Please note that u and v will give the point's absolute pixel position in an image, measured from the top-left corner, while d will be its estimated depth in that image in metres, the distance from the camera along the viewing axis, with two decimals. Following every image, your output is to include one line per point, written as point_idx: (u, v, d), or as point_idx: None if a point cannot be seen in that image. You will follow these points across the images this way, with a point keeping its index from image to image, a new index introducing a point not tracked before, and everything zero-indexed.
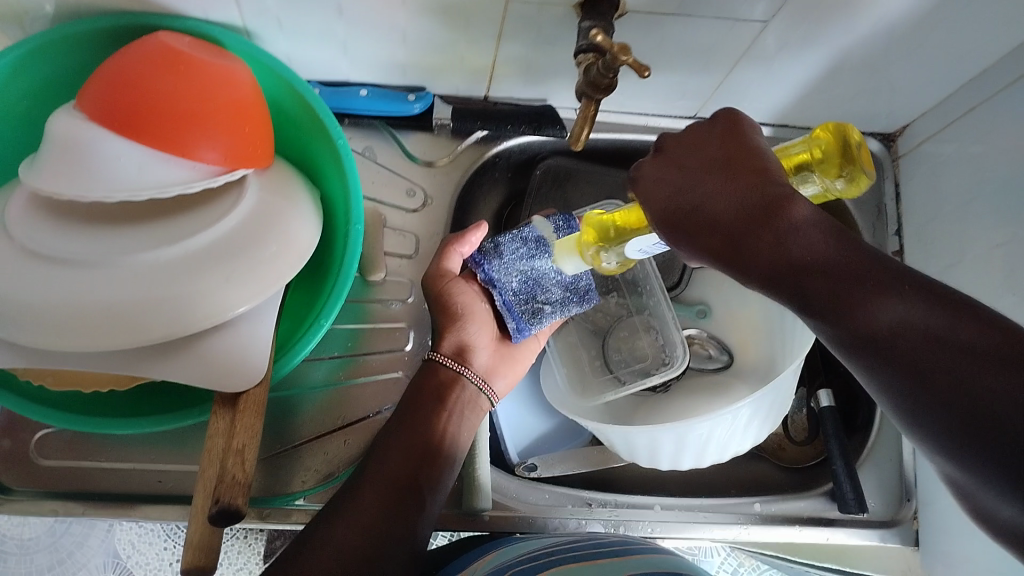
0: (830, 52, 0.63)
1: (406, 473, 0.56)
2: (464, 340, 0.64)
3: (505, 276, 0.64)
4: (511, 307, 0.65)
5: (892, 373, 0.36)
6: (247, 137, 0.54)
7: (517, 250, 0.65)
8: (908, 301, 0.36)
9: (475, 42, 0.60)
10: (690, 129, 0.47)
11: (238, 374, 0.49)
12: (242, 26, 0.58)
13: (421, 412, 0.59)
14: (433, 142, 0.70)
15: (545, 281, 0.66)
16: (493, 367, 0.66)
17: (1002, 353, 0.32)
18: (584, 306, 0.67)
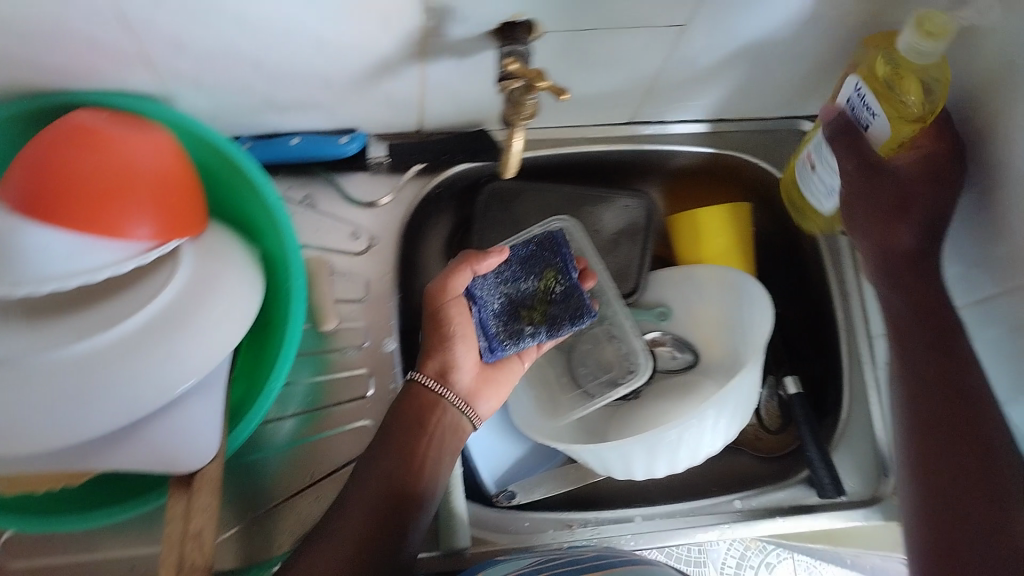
0: (757, 48, 0.62)
1: (385, 503, 0.56)
2: (449, 361, 0.64)
3: (488, 295, 0.68)
4: (488, 326, 0.67)
5: (927, 418, 0.52)
6: (176, 208, 0.53)
7: (501, 273, 0.70)
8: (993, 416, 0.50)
9: (398, 78, 0.59)
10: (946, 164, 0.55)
11: (192, 455, 0.51)
12: (160, 93, 0.57)
13: (399, 439, 0.59)
14: (371, 181, 0.69)
15: (523, 304, 0.70)
16: (476, 390, 0.65)
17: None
18: (575, 324, 0.68)
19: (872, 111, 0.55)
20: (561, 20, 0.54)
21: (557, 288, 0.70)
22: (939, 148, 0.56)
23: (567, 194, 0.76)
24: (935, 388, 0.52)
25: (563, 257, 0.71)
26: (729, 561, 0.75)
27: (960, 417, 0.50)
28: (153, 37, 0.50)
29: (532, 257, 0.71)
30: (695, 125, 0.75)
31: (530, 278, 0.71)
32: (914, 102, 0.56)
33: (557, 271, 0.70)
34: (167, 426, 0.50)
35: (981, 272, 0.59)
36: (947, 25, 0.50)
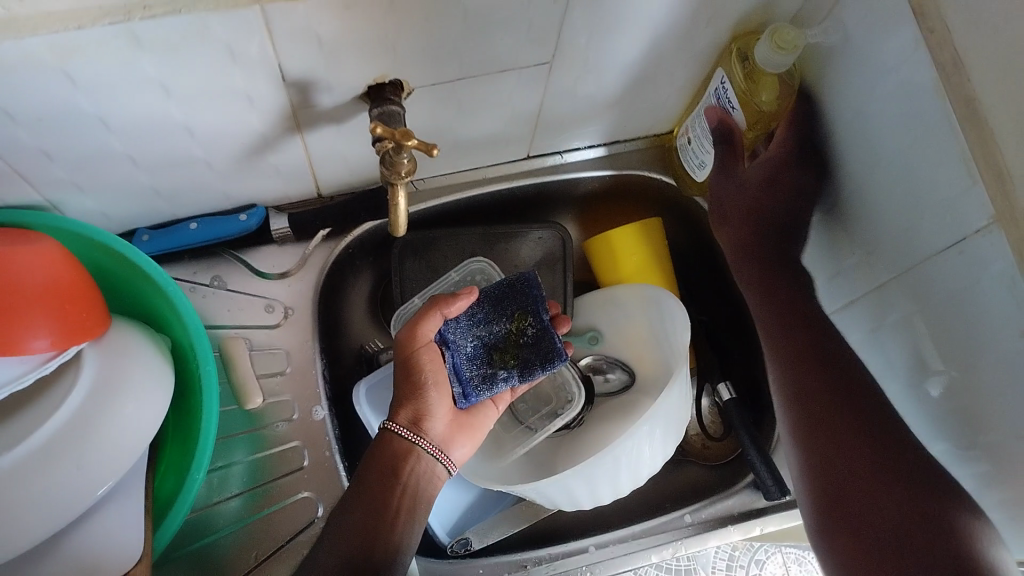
0: (631, 72, 0.64)
1: (361, 552, 0.56)
2: (423, 408, 0.62)
3: (461, 339, 0.65)
4: (462, 370, 0.65)
5: (803, 384, 0.60)
6: (75, 313, 0.52)
7: (472, 314, 0.66)
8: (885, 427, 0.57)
9: (282, 151, 0.60)
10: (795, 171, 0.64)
11: (113, 559, 0.50)
12: (47, 201, 0.57)
13: (374, 489, 0.59)
14: (279, 253, 0.69)
15: (495, 347, 0.67)
16: (449, 437, 0.63)
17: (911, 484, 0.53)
18: (547, 369, 0.65)
19: (733, 105, 0.62)
20: (426, 75, 0.55)
21: (529, 330, 0.67)
22: (784, 155, 0.64)
23: (479, 235, 0.76)
24: (810, 373, 0.61)
25: (535, 296, 0.67)
26: (718, 560, 0.84)
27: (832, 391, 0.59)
28: (17, 151, 0.50)
29: (504, 296, 0.67)
30: (593, 150, 0.76)
31: (501, 319, 0.67)
32: (766, 101, 0.63)
33: (528, 312, 0.67)
34: (87, 535, 0.50)
35: (876, 257, 0.60)
36: (796, 41, 0.57)
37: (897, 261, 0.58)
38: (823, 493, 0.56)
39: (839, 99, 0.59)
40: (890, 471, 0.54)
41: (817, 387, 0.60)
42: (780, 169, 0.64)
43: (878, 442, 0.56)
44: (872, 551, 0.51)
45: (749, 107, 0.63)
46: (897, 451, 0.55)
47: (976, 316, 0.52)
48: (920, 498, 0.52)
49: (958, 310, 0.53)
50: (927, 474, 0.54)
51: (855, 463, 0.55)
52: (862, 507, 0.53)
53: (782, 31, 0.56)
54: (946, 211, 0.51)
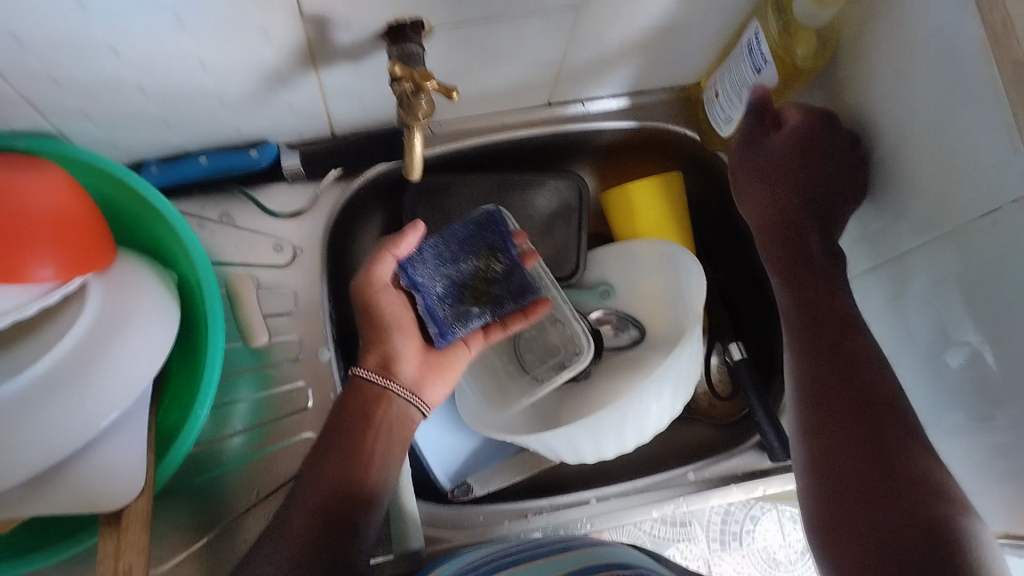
0: (659, 20, 0.61)
1: (334, 502, 0.57)
2: (390, 353, 0.64)
3: (429, 280, 0.65)
4: (435, 312, 0.66)
5: (819, 379, 0.55)
6: (80, 244, 0.52)
7: (439, 254, 0.66)
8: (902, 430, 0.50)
9: (296, 88, 0.58)
10: (826, 145, 0.60)
11: (112, 495, 0.50)
12: (53, 128, 0.56)
13: (344, 438, 0.60)
14: (289, 191, 0.68)
15: (466, 285, 0.67)
16: (420, 379, 0.65)
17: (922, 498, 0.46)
18: (518, 303, 0.69)
19: (766, 59, 0.59)
20: (448, 15, 0.53)
21: (498, 267, 0.68)
22: (808, 125, 0.61)
23: (494, 182, 0.75)
24: (826, 364, 0.55)
25: (503, 234, 0.67)
26: (713, 515, 0.78)
27: (848, 388, 0.53)
28: (22, 74, 0.48)
29: (470, 236, 0.67)
30: (613, 101, 0.74)
31: (468, 257, 0.67)
32: (802, 55, 0.61)
33: (497, 250, 0.68)
34: (87, 467, 0.49)
35: (902, 224, 0.58)
36: None
37: (924, 229, 0.56)
38: (823, 493, 0.51)
39: (877, 58, 0.57)
40: (893, 475, 0.48)
41: (830, 383, 0.54)
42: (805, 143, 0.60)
43: (883, 443, 0.50)
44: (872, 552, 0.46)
45: (785, 63, 0.61)
46: (905, 451, 0.49)
47: (1007, 294, 0.50)
48: (923, 502, 0.46)
49: (982, 285, 0.52)
50: (940, 483, 0.47)
51: (854, 465, 0.50)
52: (859, 510, 0.48)
53: None
54: (983, 180, 0.49)
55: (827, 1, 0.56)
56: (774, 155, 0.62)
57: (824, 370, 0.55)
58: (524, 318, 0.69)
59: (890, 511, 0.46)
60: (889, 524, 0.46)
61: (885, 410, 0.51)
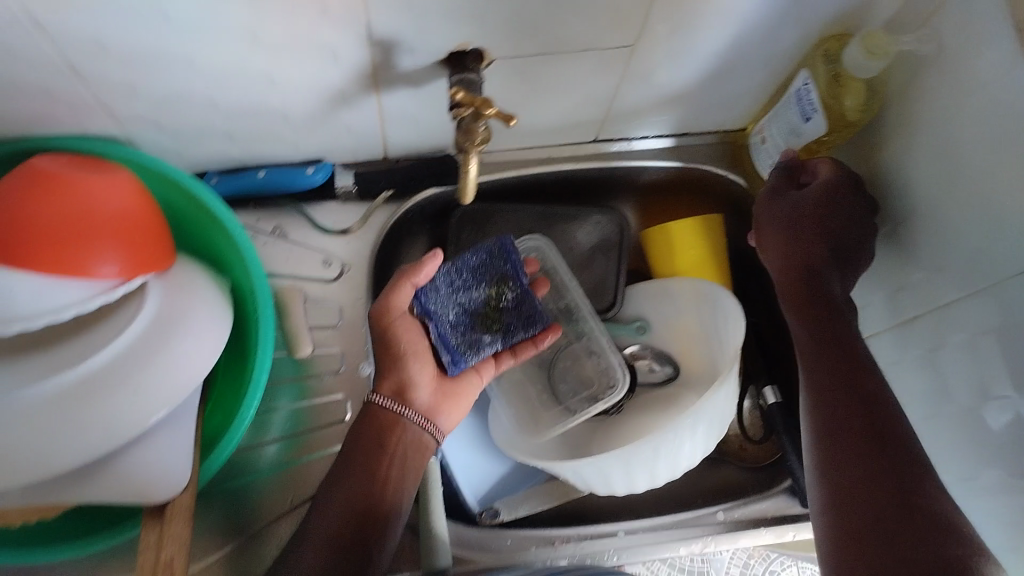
0: (709, 64, 0.63)
1: (351, 526, 0.56)
2: (405, 379, 0.63)
3: (443, 308, 0.65)
4: (448, 340, 0.65)
5: (836, 419, 0.53)
6: (142, 244, 0.54)
7: (452, 282, 0.66)
8: (914, 461, 0.49)
9: (357, 110, 0.61)
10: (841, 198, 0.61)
11: (161, 484, 0.51)
12: (126, 135, 0.59)
13: (361, 461, 0.59)
14: (341, 209, 0.71)
15: (476, 313, 0.67)
16: (435, 405, 0.64)
17: (932, 528, 0.45)
18: (529, 332, 0.69)
19: (814, 107, 0.61)
20: (509, 47, 0.55)
21: (508, 295, 0.68)
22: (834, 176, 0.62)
23: (538, 213, 0.76)
24: (840, 395, 0.54)
25: (514, 262, 0.68)
26: (732, 567, 0.71)
27: (860, 416, 0.52)
28: (106, 82, 0.51)
29: (480, 264, 0.68)
30: (660, 140, 0.76)
31: (480, 286, 0.67)
32: (852, 106, 0.62)
33: (508, 279, 0.68)
34: (136, 460, 0.51)
35: (940, 277, 0.58)
36: (889, 47, 0.57)
37: (962, 285, 0.56)
38: (840, 532, 0.49)
39: (922, 111, 0.58)
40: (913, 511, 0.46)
41: (846, 423, 0.53)
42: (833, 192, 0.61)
43: (901, 479, 0.48)
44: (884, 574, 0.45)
45: (835, 113, 0.63)
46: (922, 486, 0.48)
47: None
48: (938, 533, 0.45)
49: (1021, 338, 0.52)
50: (956, 521, 0.46)
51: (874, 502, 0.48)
52: (880, 548, 0.46)
53: (877, 36, 0.57)
54: None
55: (877, 52, 0.57)
56: (800, 200, 0.62)
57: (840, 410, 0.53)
58: (534, 346, 0.69)
59: (909, 549, 0.45)
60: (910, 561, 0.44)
61: (900, 446, 0.50)
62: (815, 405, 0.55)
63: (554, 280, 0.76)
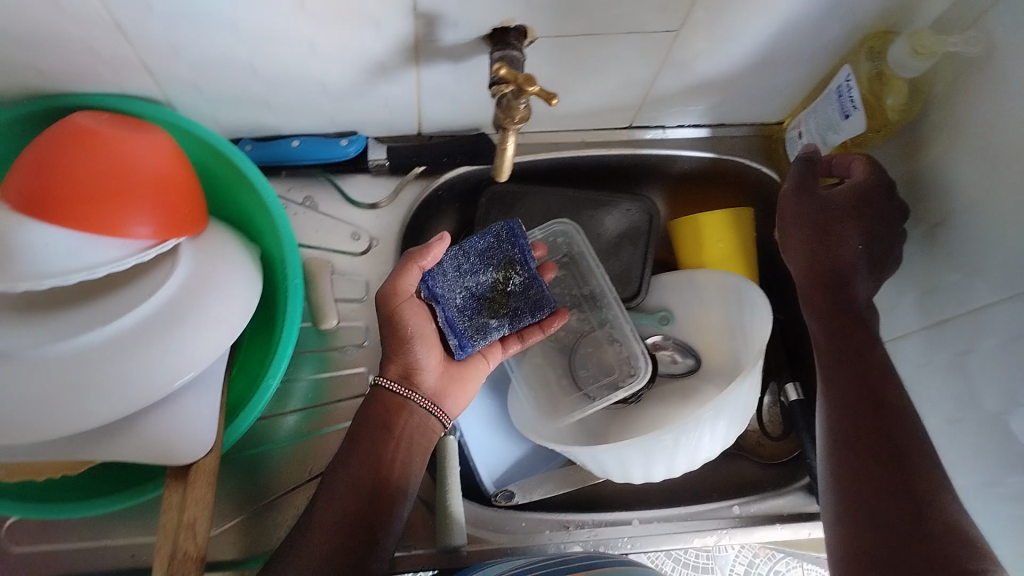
0: (752, 53, 0.62)
1: (356, 510, 0.56)
2: (411, 363, 0.62)
3: (449, 291, 0.64)
4: (455, 323, 0.64)
5: (850, 424, 0.54)
6: (175, 207, 0.54)
7: (459, 266, 0.66)
8: (924, 468, 0.50)
9: (395, 83, 0.60)
10: (869, 200, 0.59)
11: (183, 447, 0.51)
12: (164, 98, 0.59)
13: (368, 444, 0.59)
14: (372, 183, 0.70)
15: (482, 297, 0.67)
16: (442, 390, 0.64)
17: (938, 533, 0.46)
18: (536, 317, 0.68)
19: (856, 104, 0.60)
20: (553, 25, 0.54)
21: (516, 279, 0.68)
22: (866, 176, 0.60)
23: (568, 196, 0.76)
24: (856, 399, 0.55)
25: (521, 247, 0.67)
26: (737, 564, 0.78)
27: (875, 420, 0.53)
28: (148, 42, 0.51)
29: (488, 248, 0.67)
30: (695, 129, 0.76)
31: (487, 270, 0.67)
32: (892, 104, 0.61)
33: (515, 263, 0.68)
34: (161, 420, 0.51)
35: (975, 280, 0.57)
36: (932, 50, 0.55)
37: (998, 289, 0.55)
38: (848, 534, 0.49)
39: (968, 111, 0.57)
40: (922, 515, 0.47)
41: (860, 427, 0.53)
42: (867, 194, 0.60)
43: (912, 483, 0.49)
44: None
45: (875, 111, 0.62)
46: (932, 491, 0.48)
47: None
48: (942, 538, 0.45)
49: None
50: (966, 528, 0.46)
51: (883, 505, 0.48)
52: (887, 552, 0.46)
53: (922, 37, 0.55)
54: None
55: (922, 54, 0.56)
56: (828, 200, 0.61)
57: (854, 414, 0.54)
58: (541, 331, 0.69)
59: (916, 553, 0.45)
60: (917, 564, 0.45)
61: (913, 453, 0.50)
62: (831, 408, 0.56)
63: (582, 264, 0.76)
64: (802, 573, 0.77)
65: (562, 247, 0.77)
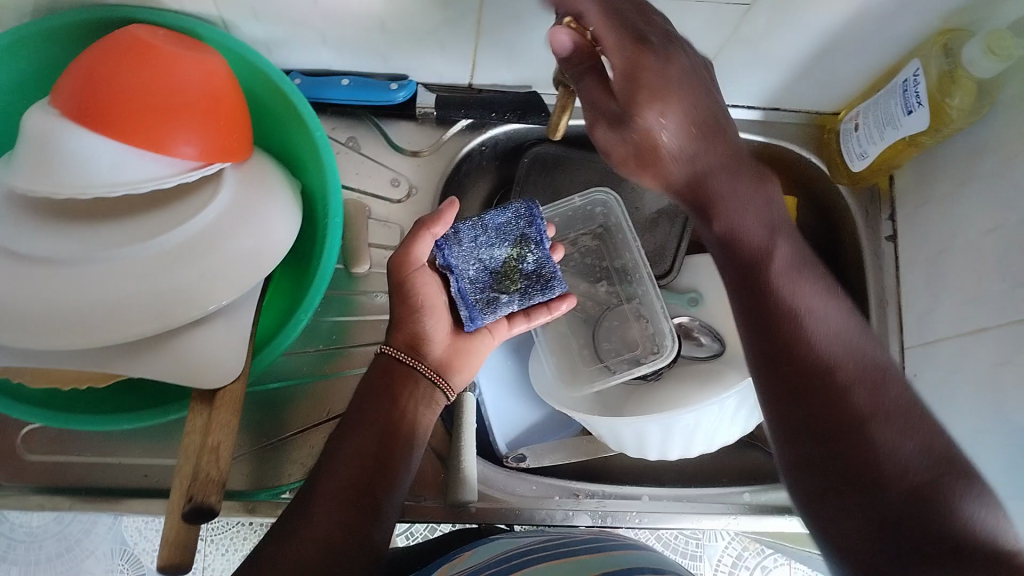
0: (818, 35, 0.61)
1: (358, 481, 0.54)
2: (420, 333, 0.61)
3: (464, 262, 0.63)
4: (467, 295, 0.63)
5: (768, 346, 0.47)
6: (224, 130, 0.53)
7: (475, 238, 0.64)
8: (840, 366, 0.46)
9: (457, 29, 0.59)
10: (626, 76, 0.44)
11: (214, 371, 0.50)
12: (218, 17, 0.58)
13: (371, 410, 0.57)
14: (417, 130, 0.70)
15: (495, 273, 0.65)
16: (448, 360, 0.63)
17: (876, 449, 0.43)
18: (545, 296, 0.66)
19: (920, 100, 0.60)
20: None
21: (529, 257, 0.66)
22: (621, 50, 0.44)
23: (609, 167, 0.76)
24: (759, 315, 0.48)
25: (538, 227, 0.66)
26: (725, 555, 0.78)
27: (793, 338, 0.47)
28: None
29: (505, 224, 0.65)
30: (748, 112, 0.74)
31: (502, 245, 0.65)
32: (958, 105, 0.60)
33: (529, 241, 0.66)
34: (190, 345, 0.50)
35: None
36: (1011, 49, 0.54)
37: None
38: (792, 471, 0.46)
39: None
40: (857, 431, 0.44)
41: (780, 350, 0.47)
42: (637, 64, 0.44)
43: (837, 396, 0.45)
44: (842, 512, 0.43)
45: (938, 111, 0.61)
46: (868, 394, 0.44)
47: None
48: (873, 455, 0.43)
49: None
50: (905, 423, 0.43)
51: (813, 427, 0.45)
52: (837, 486, 0.43)
53: (1000, 36, 0.54)
54: None
55: (998, 52, 0.55)
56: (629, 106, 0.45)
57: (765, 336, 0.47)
58: (547, 312, 0.67)
59: (854, 476, 0.43)
60: (854, 492, 0.43)
61: (843, 366, 0.46)
62: (750, 334, 0.48)
63: (617, 236, 0.75)
64: (789, 571, 0.78)
65: (598, 217, 0.76)
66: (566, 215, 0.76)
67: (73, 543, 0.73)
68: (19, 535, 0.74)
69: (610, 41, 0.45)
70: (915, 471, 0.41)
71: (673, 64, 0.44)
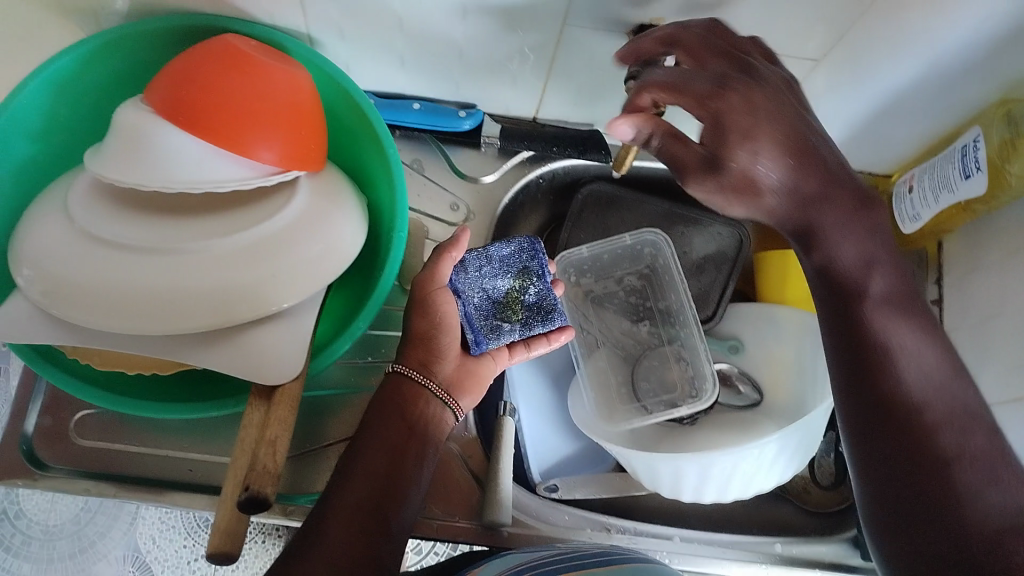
0: (879, 95, 0.63)
1: (371, 499, 0.52)
2: (432, 350, 0.60)
3: (469, 289, 0.65)
4: (472, 320, 0.64)
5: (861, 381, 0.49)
6: (305, 139, 0.55)
7: (481, 268, 0.66)
8: (930, 407, 0.46)
9: (532, 64, 0.62)
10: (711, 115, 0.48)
11: (276, 368, 0.51)
12: (307, 33, 0.60)
13: (378, 430, 0.55)
14: (479, 158, 0.72)
15: (501, 302, 0.66)
16: (455, 380, 0.61)
17: (955, 491, 0.43)
18: (547, 327, 0.66)
19: (979, 165, 0.60)
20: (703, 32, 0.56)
21: (532, 288, 0.66)
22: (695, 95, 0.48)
23: (661, 209, 0.77)
24: (852, 347, 0.50)
25: (539, 259, 0.67)
26: None
27: (885, 377, 0.48)
28: None
29: (510, 255, 0.67)
30: None
31: (506, 276, 0.66)
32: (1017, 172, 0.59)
33: (531, 273, 0.67)
34: (252, 342, 0.52)
35: None
36: None
37: None
38: (873, 502, 0.48)
39: None
40: (942, 473, 0.44)
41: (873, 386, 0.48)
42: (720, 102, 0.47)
43: (920, 437, 0.46)
44: (920, 548, 0.44)
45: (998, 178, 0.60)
46: (957, 439, 0.45)
47: None
48: (954, 497, 0.43)
49: None
50: (992, 471, 0.43)
51: (897, 461, 0.46)
52: (915, 521, 0.45)
53: None
54: None
55: None
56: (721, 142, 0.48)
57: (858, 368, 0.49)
58: (548, 343, 0.66)
59: (934, 516, 0.44)
60: (930, 530, 0.44)
61: (932, 408, 0.46)
62: (843, 367, 0.50)
63: (665, 277, 0.76)
64: None
65: (646, 258, 0.77)
66: (615, 253, 0.77)
67: (87, 545, 0.81)
68: (36, 531, 0.81)
69: (691, 92, 0.48)
70: (996, 516, 0.42)
71: (752, 93, 0.48)
